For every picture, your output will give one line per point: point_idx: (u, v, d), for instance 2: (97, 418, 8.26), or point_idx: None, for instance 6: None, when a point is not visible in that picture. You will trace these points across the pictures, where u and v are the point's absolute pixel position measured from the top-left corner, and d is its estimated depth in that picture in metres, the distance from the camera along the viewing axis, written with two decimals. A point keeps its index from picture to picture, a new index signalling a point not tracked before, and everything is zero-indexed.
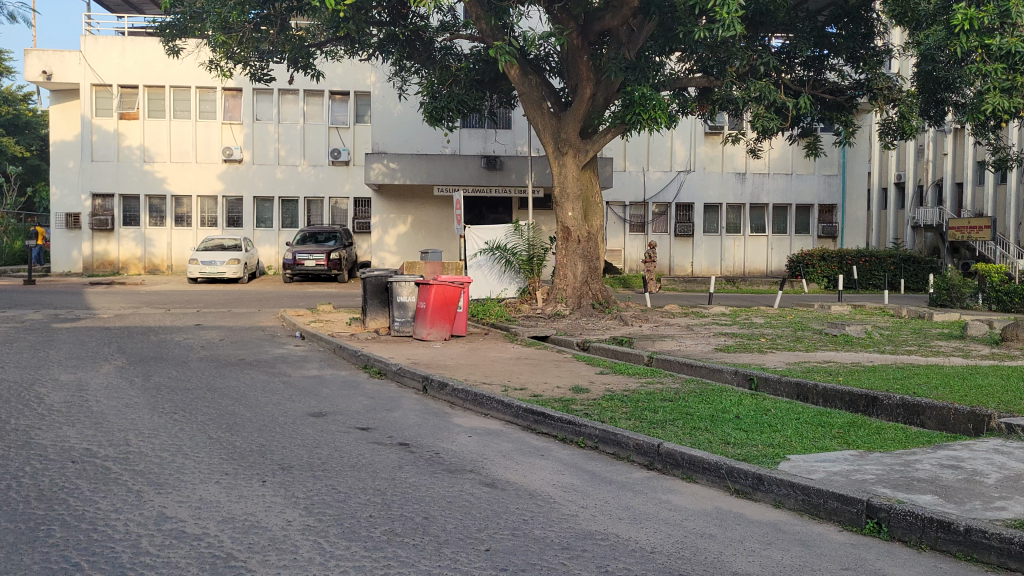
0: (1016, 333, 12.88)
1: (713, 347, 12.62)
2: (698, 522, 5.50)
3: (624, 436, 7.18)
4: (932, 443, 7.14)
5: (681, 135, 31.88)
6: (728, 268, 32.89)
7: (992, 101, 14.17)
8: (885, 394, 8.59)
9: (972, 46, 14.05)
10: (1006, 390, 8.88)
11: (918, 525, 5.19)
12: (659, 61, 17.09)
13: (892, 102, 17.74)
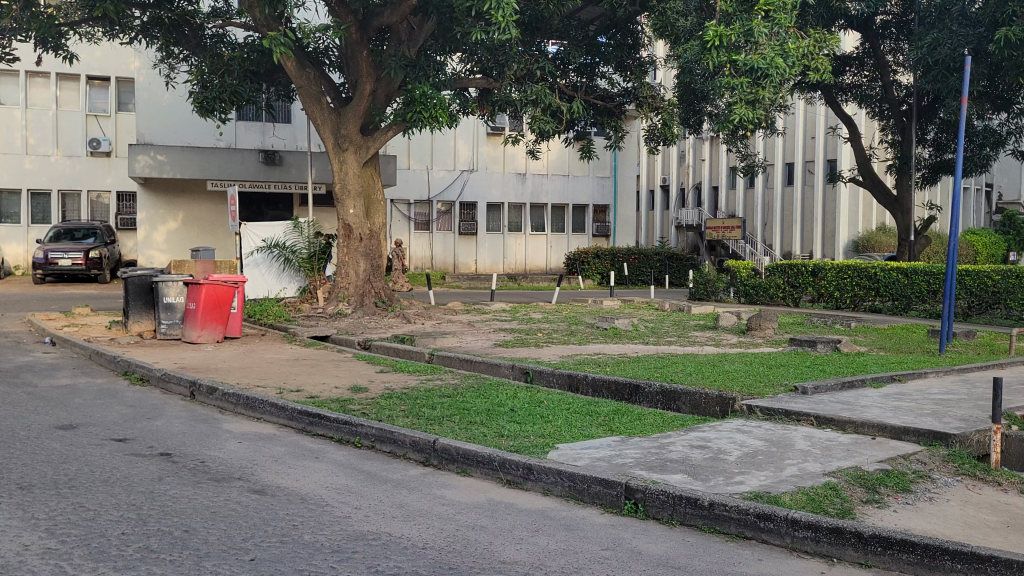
0: (759, 323, 14.25)
1: (492, 342, 12.92)
2: (469, 515, 5.59)
3: (400, 433, 7.16)
4: (684, 425, 7.73)
5: (464, 134, 32.43)
6: (510, 265, 33.83)
7: (739, 112, 15.52)
8: (645, 382, 9.22)
9: (721, 61, 15.46)
10: (749, 374, 9.81)
11: (670, 502, 5.59)
12: (440, 60, 17.23)
13: (656, 110, 19.07)
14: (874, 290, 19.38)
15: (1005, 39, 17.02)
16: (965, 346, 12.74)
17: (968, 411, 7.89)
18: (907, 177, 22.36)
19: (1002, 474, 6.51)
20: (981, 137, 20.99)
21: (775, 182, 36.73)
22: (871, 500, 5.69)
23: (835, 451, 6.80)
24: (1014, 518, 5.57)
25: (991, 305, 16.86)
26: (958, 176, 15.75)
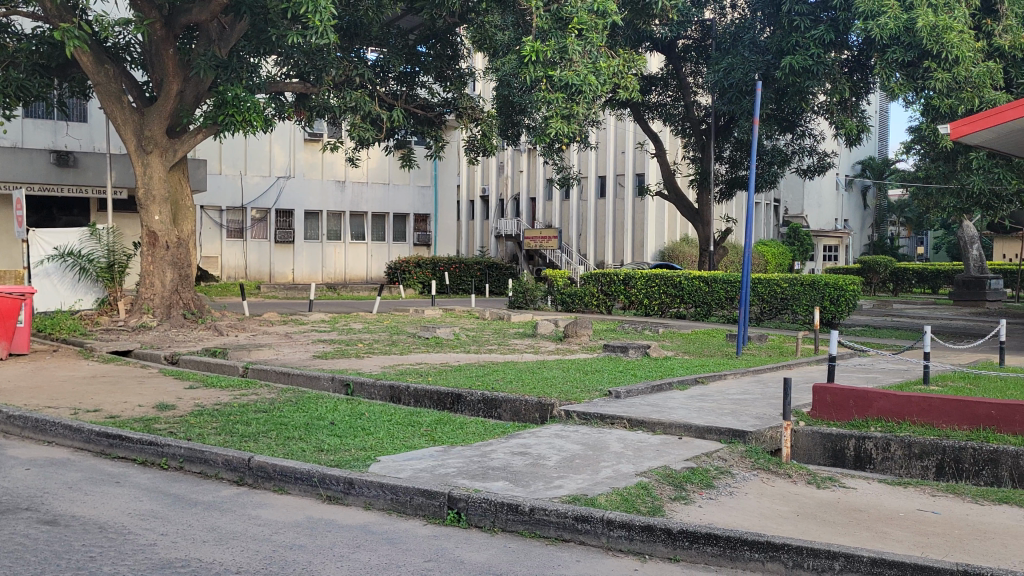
0: (575, 330, 14.76)
1: (311, 354, 12.57)
2: (287, 534, 5.39)
3: (211, 453, 6.80)
4: (505, 433, 7.85)
5: (280, 140, 31.33)
6: (329, 275, 33.12)
7: (556, 127, 16.02)
8: (467, 391, 9.29)
9: (538, 75, 15.95)
10: (566, 380, 10.10)
11: (491, 510, 5.65)
12: (253, 62, 16.59)
13: (475, 121, 19.22)
14: (679, 298, 20.55)
15: (790, 66, 18.67)
16: (758, 348, 13.79)
17: (762, 410, 8.53)
18: (707, 191, 23.93)
19: (792, 466, 7.11)
20: (770, 156, 22.87)
21: (588, 194, 38.19)
22: (678, 497, 6.02)
23: (646, 451, 7.14)
24: (802, 506, 6.08)
25: (781, 310, 18.38)
26: (751, 192, 17.05)
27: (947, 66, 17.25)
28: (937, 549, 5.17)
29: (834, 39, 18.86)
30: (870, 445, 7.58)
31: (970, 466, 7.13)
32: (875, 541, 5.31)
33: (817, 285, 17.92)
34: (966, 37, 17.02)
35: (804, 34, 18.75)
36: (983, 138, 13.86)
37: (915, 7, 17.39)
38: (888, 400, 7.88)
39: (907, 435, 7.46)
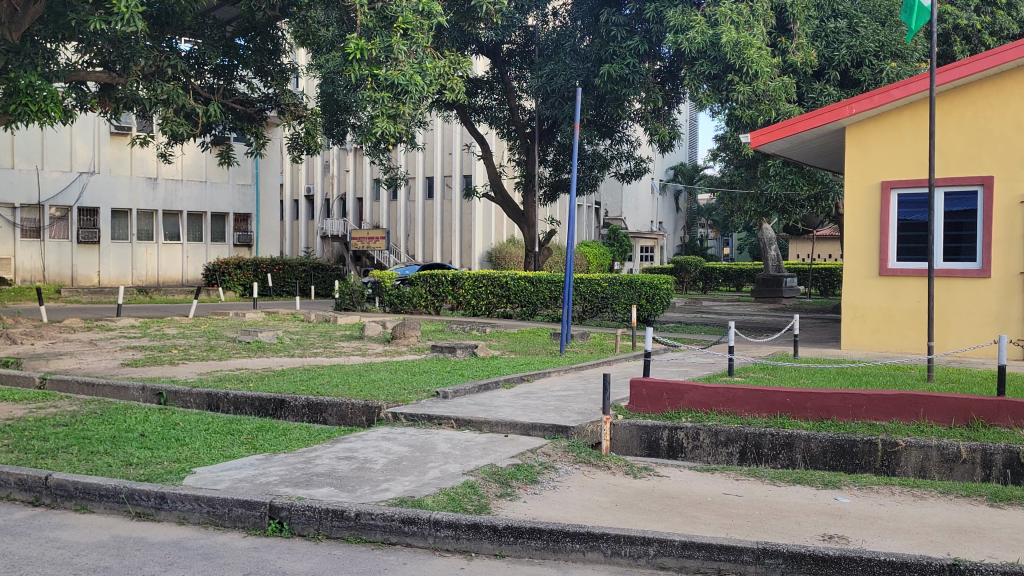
0: (403, 331, 14.68)
1: (119, 362, 11.76)
2: (90, 556, 5.02)
3: (2, 473, 6.22)
4: (330, 438, 7.68)
5: (82, 132, 29.06)
6: (140, 277, 31.07)
7: (381, 126, 15.85)
8: (291, 396, 9.02)
9: (363, 73, 15.72)
10: (392, 382, 10.01)
11: (315, 517, 5.52)
12: (50, 48, 15.36)
13: (298, 119, 18.72)
14: (505, 297, 20.93)
15: (608, 74, 19.51)
16: (581, 345, 14.27)
17: (584, 405, 8.83)
18: (532, 194, 24.50)
19: (611, 459, 7.41)
20: (591, 160, 23.78)
21: (416, 195, 38.08)
22: (504, 494, 6.13)
23: (473, 450, 7.21)
24: (620, 497, 6.35)
25: (601, 309, 19.12)
26: (573, 194, 17.64)
27: (748, 80, 18.52)
28: (740, 530, 5.56)
29: (648, 50, 19.86)
30: (681, 435, 8.02)
31: (769, 451, 7.74)
32: (686, 526, 5.63)
33: (635, 284, 18.78)
34: (764, 53, 18.38)
35: (621, 43, 19.63)
36: (778, 147, 15.01)
37: (720, 23, 18.59)
38: (697, 391, 8.39)
39: (714, 424, 7.96)
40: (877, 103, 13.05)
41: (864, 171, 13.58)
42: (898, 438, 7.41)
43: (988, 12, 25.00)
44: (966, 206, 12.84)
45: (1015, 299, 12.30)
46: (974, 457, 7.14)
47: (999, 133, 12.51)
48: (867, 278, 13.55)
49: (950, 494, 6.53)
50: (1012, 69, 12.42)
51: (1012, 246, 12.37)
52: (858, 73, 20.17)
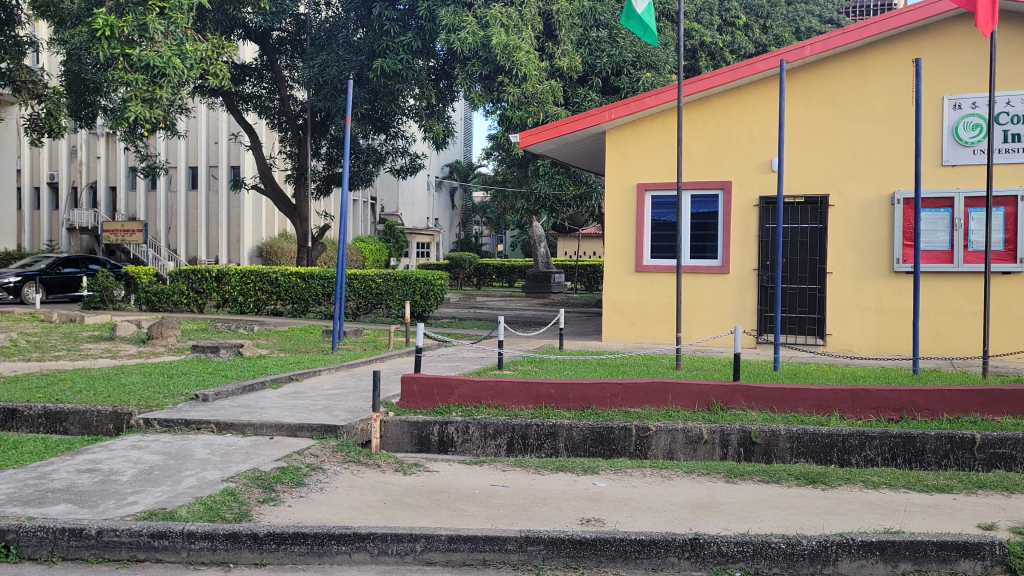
0: (160, 331, 13.69)
1: None
2: None
3: None
4: (69, 449, 6.98)
5: None
6: None
7: (135, 110, 14.65)
8: (25, 404, 8.12)
9: (113, 52, 14.49)
10: (146, 386, 9.29)
11: (48, 538, 4.99)
12: None
13: (37, 98, 16.92)
14: (275, 295, 20.18)
15: (381, 68, 19.32)
16: (353, 342, 14.04)
17: (354, 403, 8.69)
18: (304, 187, 23.81)
19: (381, 456, 7.34)
20: (366, 155, 23.48)
21: (177, 185, 35.71)
22: (267, 499, 5.87)
23: (235, 455, 6.86)
24: (389, 494, 6.30)
25: (376, 305, 18.95)
26: (345, 187, 17.31)
27: (518, 82, 19.09)
28: (505, 520, 5.70)
29: (421, 48, 19.94)
30: (451, 429, 8.13)
31: (535, 441, 8.02)
32: (453, 520, 5.68)
33: (409, 280, 18.75)
34: (532, 57, 19.09)
35: (394, 38, 19.53)
36: (546, 148, 15.60)
37: (491, 25, 19.04)
38: (467, 386, 8.53)
39: (483, 417, 8.15)
40: (632, 110, 13.91)
41: (620, 173, 14.47)
42: (649, 423, 7.95)
43: (729, 32, 27.57)
44: (709, 208, 14.05)
45: (750, 294, 13.62)
46: (713, 438, 7.82)
47: (736, 142, 13.78)
48: (624, 274, 14.43)
49: (693, 473, 7.09)
50: (747, 85, 13.71)
51: (747, 246, 13.68)
52: (617, 81, 21.52)
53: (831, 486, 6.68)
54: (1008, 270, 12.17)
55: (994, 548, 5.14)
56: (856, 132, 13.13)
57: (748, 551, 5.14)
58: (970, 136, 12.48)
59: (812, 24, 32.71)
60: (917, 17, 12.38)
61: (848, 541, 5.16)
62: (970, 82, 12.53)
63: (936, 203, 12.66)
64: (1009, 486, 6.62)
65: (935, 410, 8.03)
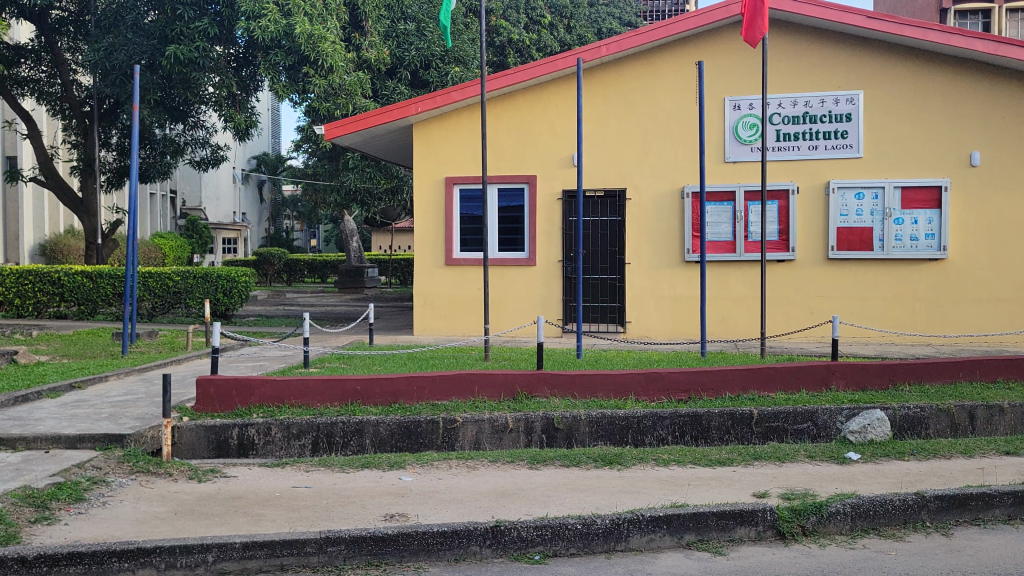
0: None
1: None
2: None
3: None
4: None
5: None
6: None
7: None
8: None
9: None
10: None
11: None
12: None
13: None
14: (58, 296, 18.58)
15: (174, 55, 18.23)
16: (147, 345, 13.20)
17: (143, 409, 8.17)
18: (92, 179, 22.05)
19: (173, 464, 6.93)
20: (162, 146, 22.00)
21: None
22: (39, 519, 5.39)
23: (2, 473, 6.25)
24: (180, 504, 5.96)
25: (173, 305, 17.89)
26: (135, 179, 16.23)
27: (323, 73, 18.73)
28: (304, 522, 5.55)
29: (219, 34, 18.95)
30: (252, 432, 7.84)
31: (340, 439, 7.88)
32: (250, 526, 5.46)
33: (209, 277, 17.88)
34: (338, 48, 18.82)
35: (188, 24, 18.51)
36: (352, 140, 15.31)
37: (293, 13, 18.43)
38: (268, 386, 8.24)
39: (286, 418, 7.92)
40: (438, 104, 13.90)
41: (428, 167, 14.50)
42: (456, 415, 8.03)
43: (535, 30, 28.26)
44: (514, 201, 14.37)
45: (556, 285, 14.06)
46: (518, 426, 8.01)
47: (539, 137, 14.15)
48: (434, 268, 14.46)
49: (498, 461, 7.23)
50: (548, 82, 14.09)
51: (551, 238, 14.10)
52: (425, 75, 21.56)
53: (626, 466, 7.02)
54: (782, 258, 13.31)
55: (766, 514, 5.58)
56: (649, 129, 13.85)
57: (547, 534, 5.29)
58: (749, 135, 13.51)
59: (612, 27, 34.24)
60: (700, 22, 13.20)
61: (639, 517, 5.44)
62: (747, 85, 13.54)
63: (720, 197, 13.61)
64: (780, 456, 7.24)
65: (718, 389, 8.66)
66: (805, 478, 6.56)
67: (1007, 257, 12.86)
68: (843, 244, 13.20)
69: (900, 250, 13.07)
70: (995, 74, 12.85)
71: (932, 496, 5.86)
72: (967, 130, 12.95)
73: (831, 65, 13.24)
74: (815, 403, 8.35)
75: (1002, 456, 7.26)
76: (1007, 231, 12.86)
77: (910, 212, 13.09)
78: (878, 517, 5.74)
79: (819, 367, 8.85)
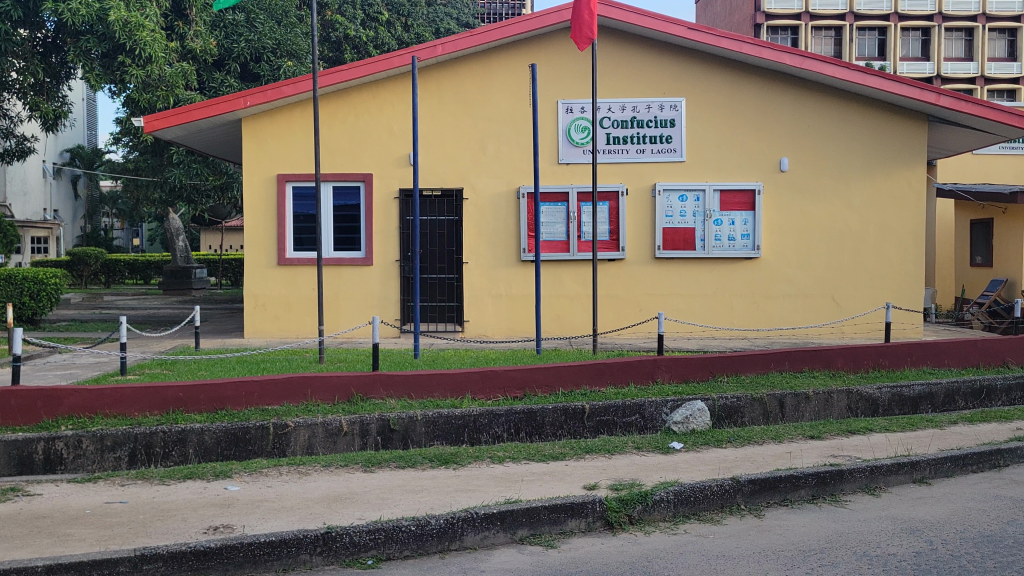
0: None
1: None
2: None
3: None
4: None
5: None
6: None
7: None
8: None
9: None
10: None
11: None
12: None
13: None
14: None
15: None
16: None
17: None
18: None
19: None
20: None
21: None
22: None
23: None
24: None
25: None
26: None
27: (141, 63, 17.57)
28: (118, 540, 5.17)
29: (23, 17, 17.38)
30: (60, 445, 7.28)
31: (160, 450, 7.44)
32: (54, 547, 5.04)
33: (13, 279, 16.25)
34: (157, 37, 17.71)
35: None
36: (174, 133, 14.50)
37: None
38: (79, 395, 7.65)
39: (99, 429, 7.40)
40: (269, 98, 13.34)
41: (258, 163, 13.97)
42: (288, 420, 7.77)
43: (372, 27, 27.88)
44: (350, 200, 14.10)
45: (392, 285, 13.92)
46: (353, 429, 7.85)
47: (375, 135, 13.95)
48: (266, 268, 13.96)
49: (331, 466, 7.04)
50: (384, 79, 13.91)
51: (388, 237, 13.95)
52: (256, 68, 20.82)
53: (462, 465, 7.03)
54: (612, 258, 13.78)
55: (594, 505, 5.75)
56: (485, 130, 13.97)
57: (379, 538, 5.20)
58: (581, 137, 13.92)
59: (450, 27, 34.39)
60: (534, 26, 13.42)
61: (472, 516, 5.45)
62: (579, 89, 13.92)
63: (554, 198, 13.94)
64: (610, 448, 7.49)
65: (552, 385, 8.85)
66: (633, 468, 6.81)
67: (813, 256, 13.92)
68: (669, 243, 13.86)
69: (719, 250, 13.87)
70: (802, 86, 13.86)
71: (746, 480, 6.23)
72: (777, 137, 13.90)
73: (657, 72, 13.84)
74: (643, 396, 8.70)
75: (806, 439, 7.84)
76: (813, 233, 13.92)
77: (728, 213, 13.92)
78: (698, 503, 6.04)
79: (646, 362, 9.21)
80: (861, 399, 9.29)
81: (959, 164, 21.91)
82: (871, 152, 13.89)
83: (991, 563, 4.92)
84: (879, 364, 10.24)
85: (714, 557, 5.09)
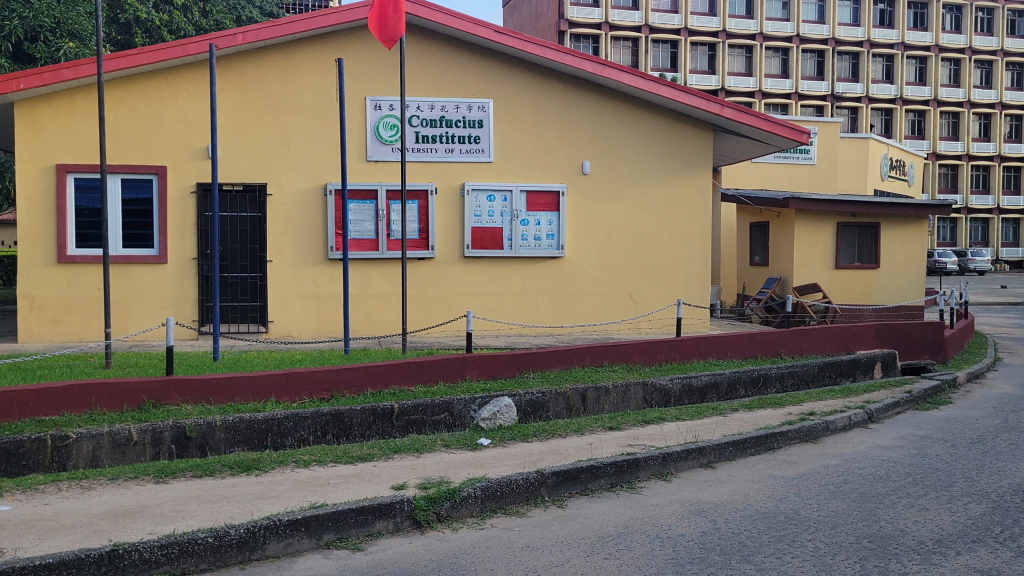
0: None
1: None
2: None
3: None
4: None
5: None
6: None
7: None
8: None
9: None
10: None
11: None
12: None
13: None
14: None
15: None
16: None
17: None
18: None
19: None
20: None
21: None
22: None
23: None
24: None
25: None
26: None
27: None
28: None
29: None
30: None
31: None
32: None
33: None
34: None
35: None
36: None
37: None
38: None
39: None
40: (45, 81, 12.17)
41: (34, 152, 12.75)
42: (68, 431, 7.14)
43: (166, 11, 26.23)
44: (141, 194, 13.19)
45: (189, 284, 13.18)
46: (144, 438, 7.36)
47: (169, 125, 13.13)
48: (44, 266, 12.79)
49: (119, 479, 6.54)
50: (178, 66, 13.12)
51: (184, 233, 13.19)
52: (31, 48, 19.04)
53: (264, 471, 6.77)
54: (421, 256, 13.79)
55: (402, 505, 5.72)
56: (289, 123, 13.53)
57: (173, 552, 4.90)
58: (389, 135, 13.81)
59: (252, 15, 33.07)
60: (340, 20, 13.13)
61: (275, 523, 5.25)
62: (387, 86, 13.80)
63: (361, 196, 13.75)
64: (419, 447, 7.47)
65: (360, 386, 8.73)
66: (441, 466, 6.84)
67: (612, 254, 14.61)
68: (477, 243, 14.05)
69: (525, 249, 14.23)
70: (601, 93, 14.49)
71: (550, 472, 6.43)
72: (579, 141, 14.45)
73: (465, 73, 13.98)
74: (451, 394, 8.75)
75: (606, 430, 8.21)
76: (612, 232, 14.60)
77: (534, 214, 14.32)
78: (504, 496, 6.16)
79: (455, 360, 9.29)
80: (655, 391, 9.86)
81: (741, 171, 23.78)
82: (664, 158, 14.76)
83: (766, 538, 5.36)
84: (670, 357, 10.93)
85: (519, 549, 5.21)
